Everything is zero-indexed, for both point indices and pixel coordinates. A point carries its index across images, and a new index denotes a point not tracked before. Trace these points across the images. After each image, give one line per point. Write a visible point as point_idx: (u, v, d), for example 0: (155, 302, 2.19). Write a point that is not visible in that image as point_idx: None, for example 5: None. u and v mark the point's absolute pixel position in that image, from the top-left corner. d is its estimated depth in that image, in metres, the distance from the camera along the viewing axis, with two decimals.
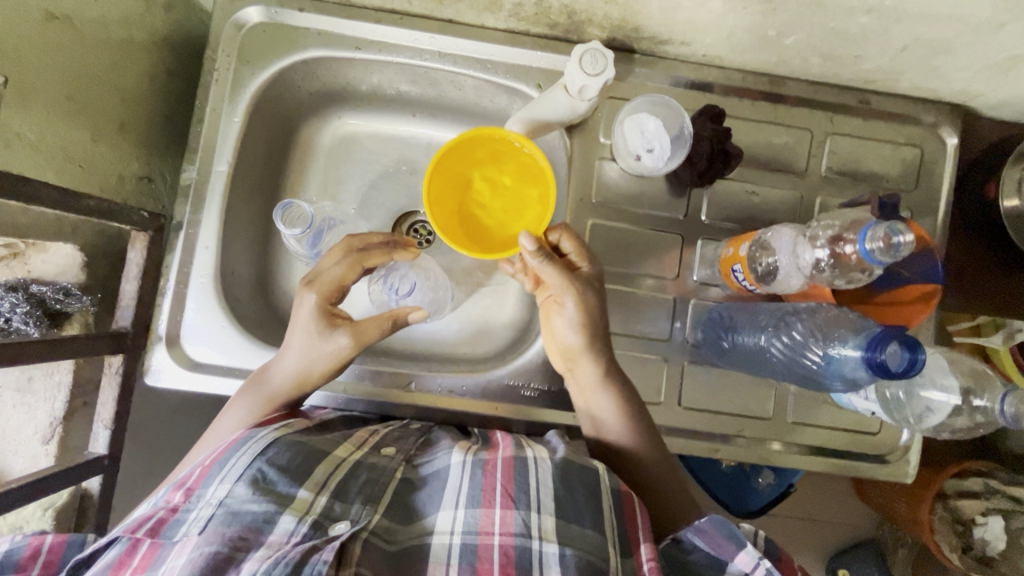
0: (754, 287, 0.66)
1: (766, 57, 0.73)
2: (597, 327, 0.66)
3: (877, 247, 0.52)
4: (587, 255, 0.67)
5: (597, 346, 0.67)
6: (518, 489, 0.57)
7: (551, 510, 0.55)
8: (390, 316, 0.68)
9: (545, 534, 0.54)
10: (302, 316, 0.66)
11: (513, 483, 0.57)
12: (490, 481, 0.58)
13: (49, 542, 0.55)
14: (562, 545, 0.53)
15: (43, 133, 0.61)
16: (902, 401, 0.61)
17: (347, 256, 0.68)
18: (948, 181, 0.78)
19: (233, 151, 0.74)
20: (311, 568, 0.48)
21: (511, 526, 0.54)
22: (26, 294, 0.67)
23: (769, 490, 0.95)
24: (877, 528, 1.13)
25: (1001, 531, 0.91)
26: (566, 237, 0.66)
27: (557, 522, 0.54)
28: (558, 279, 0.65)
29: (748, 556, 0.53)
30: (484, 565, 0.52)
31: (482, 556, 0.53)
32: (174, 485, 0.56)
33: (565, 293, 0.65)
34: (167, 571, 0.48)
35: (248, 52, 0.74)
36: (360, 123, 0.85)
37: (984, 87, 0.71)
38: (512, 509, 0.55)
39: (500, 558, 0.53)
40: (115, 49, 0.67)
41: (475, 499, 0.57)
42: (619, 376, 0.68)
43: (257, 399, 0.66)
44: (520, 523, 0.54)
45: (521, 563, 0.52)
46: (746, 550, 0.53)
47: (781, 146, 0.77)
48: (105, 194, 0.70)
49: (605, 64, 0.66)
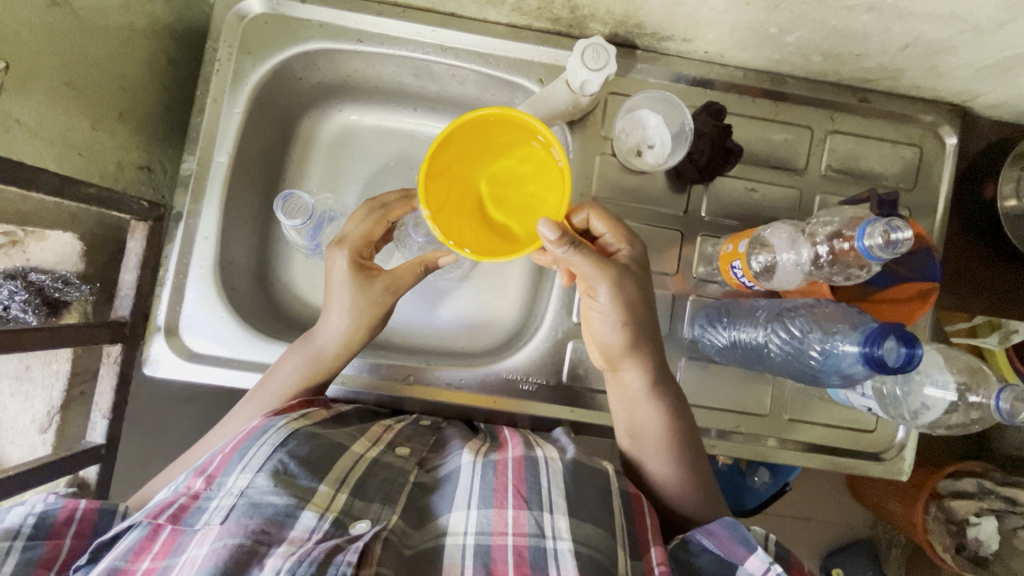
0: (753, 283, 0.66)
1: (768, 54, 0.73)
2: (638, 319, 0.61)
3: (876, 244, 0.52)
4: (623, 236, 0.62)
5: (639, 337, 0.62)
6: (530, 489, 0.57)
7: (564, 509, 0.55)
8: (420, 262, 0.69)
9: (558, 532, 0.54)
10: (338, 273, 0.68)
11: (524, 484, 0.57)
12: (502, 481, 0.58)
13: (83, 508, 0.57)
14: (575, 543, 0.53)
15: (42, 119, 0.61)
16: (898, 398, 0.62)
17: (372, 214, 0.69)
18: (946, 181, 0.78)
19: (234, 141, 0.74)
20: (335, 569, 0.49)
21: (524, 527, 0.54)
22: (25, 282, 0.67)
23: (765, 488, 0.95)
24: (872, 527, 1.13)
25: (995, 532, 0.92)
26: (595, 217, 0.62)
27: (570, 521, 0.54)
28: (594, 268, 0.57)
29: (759, 560, 0.53)
30: (499, 565, 0.53)
31: (496, 556, 0.53)
32: (194, 472, 0.58)
33: (601, 285, 0.59)
34: (190, 560, 0.50)
35: (249, 43, 0.74)
36: (361, 116, 0.85)
37: (983, 87, 0.71)
38: (524, 510, 0.55)
39: (514, 559, 0.53)
40: (114, 37, 0.67)
41: (487, 500, 0.57)
42: (659, 368, 0.64)
43: (306, 358, 0.68)
44: (533, 524, 0.54)
45: (536, 564, 0.53)
46: (757, 554, 0.53)
47: (782, 144, 0.77)
48: (105, 182, 0.70)
49: (607, 59, 0.66)
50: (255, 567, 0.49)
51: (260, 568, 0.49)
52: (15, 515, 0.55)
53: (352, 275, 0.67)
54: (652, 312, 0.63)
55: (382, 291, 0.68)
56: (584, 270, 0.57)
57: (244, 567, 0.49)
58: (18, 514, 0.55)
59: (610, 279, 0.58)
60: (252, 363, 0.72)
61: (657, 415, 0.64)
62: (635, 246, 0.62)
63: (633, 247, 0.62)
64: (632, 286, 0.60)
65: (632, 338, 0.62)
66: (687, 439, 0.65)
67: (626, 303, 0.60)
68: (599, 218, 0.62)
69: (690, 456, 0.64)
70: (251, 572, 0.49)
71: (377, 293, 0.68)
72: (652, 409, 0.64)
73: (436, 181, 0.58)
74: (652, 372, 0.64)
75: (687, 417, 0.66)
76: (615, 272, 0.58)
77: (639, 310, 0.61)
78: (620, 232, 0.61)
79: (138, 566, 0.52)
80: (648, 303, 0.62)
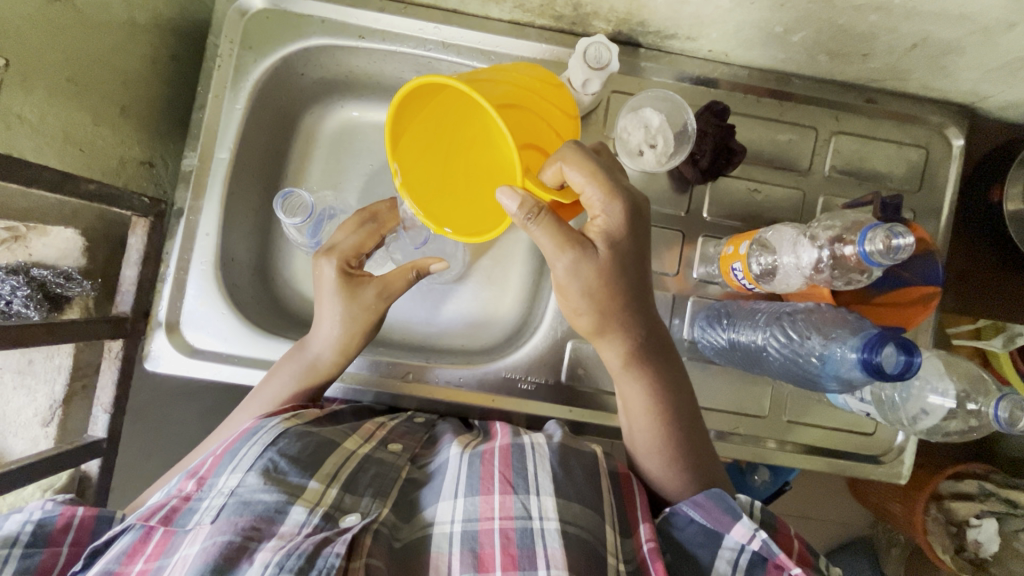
0: (753, 286, 0.66)
1: (773, 54, 0.72)
2: (613, 293, 0.56)
3: (877, 250, 0.51)
4: (600, 193, 0.53)
5: (618, 311, 0.57)
6: (516, 474, 0.57)
7: (551, 490, 0.56)
8: (412, 267, 0.68)
9: (544, 513, 0.54)
10: (327, 281, 0.67)
11: (511, 469, 0.58)
12: (488, 469, 0.58)
13: (80, 516, 0.58)
14: (562, 523, 0.54)
15: (44, 115, 0.61)
16: (896, 404, 0.62)
17: (364, 226, 0.70)
18: (952, 183, 0.77)
19: (235, 138, 0.74)
20: (324, 560, 0.49)
21: (511, 510, 0.55)
22: (27, 277, 0.67)
23: (764, 487, 0.94)
24: (871, 527, 1.13)
25: (995, 533, 0.90)
26: (569, 169, 0.52)
27: (556, 501, 0.55)
28: (552, 244, 0.53)
29: (744, 527, 0.54)
30: (486, 549, 0.54)
31: (483, 541, 0.54)
32: (186, 475, 0.58)
33: (559, 263, 0.54)
34: (181, 559, 0.51)
35: (251, 39, 0.74)
36: (362, 112, 0.84)
37: (992, 88, 0.70)
38: (511, 494, 0.56)
39: (501, 541, 0.53)
40: (116, 31, 0.67)
41: (474, 486, 0.57)
42: (646, 338, 0.60)
43: (301, 366, 0.68)
44: (520, 507, 0.55)
45: (523, 544, 0.53)
46: (742, 521, 0.54)
47: (785, 144, 0.76)
48: (107, 178, 0.70)
49: (610, 58, 0.65)
50: (244, 562, 0.50)
51: (249, 563, 0.49)
52: (13, 522, 0.56)
53: (340, 284, 0.67)
54: (635, 283, 0.57)
55: (374, 297, 0.67)
56: (545, 250, 0.53)
57: (235, 563, 0.49)
58: (17, 521, 0.56)
59: (575, 258, 0.53)
60: (252, 359, 0.73)
61: (644, 390, 0.61)
62: (613, 206, 0.53)
63: (611, 208, 0.53)
64: (605, 261, 0.54)
65: (607, 319, 0.57)
66: (674, 416, 0.62)
67: (590, 283, 0.54)
68: (571, 169, 0.52)
69: (678, 432, 0.62)
70: (240, 567, 0.49)
71: (370, 300, 0.67)
72: (636, 383, 0.61)
73: (410, 146, 0.59)
74: (633, 350, 0.60)
75: (676, 385, 0.63)
76: (581, 248, 0.53)
77: (612, 289, 0.55)
78: (597, 190, 0.53)
79: (131, 568, 0.52)
80: (631, 269, 0.56)
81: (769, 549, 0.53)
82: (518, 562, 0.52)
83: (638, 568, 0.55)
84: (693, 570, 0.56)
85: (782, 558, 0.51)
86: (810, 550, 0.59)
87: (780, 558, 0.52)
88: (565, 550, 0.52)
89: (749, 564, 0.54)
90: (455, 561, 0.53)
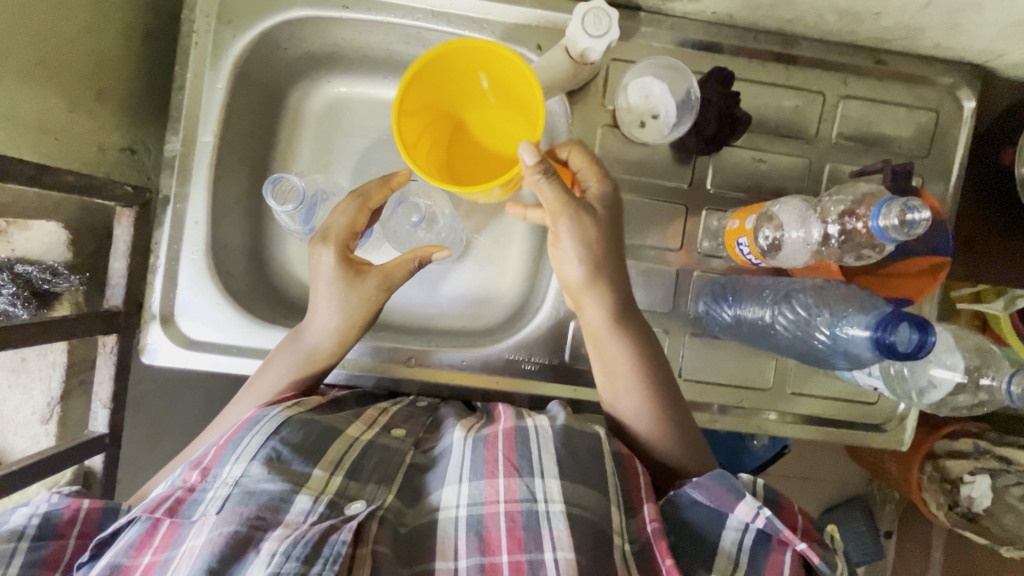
0: (759, 261, 0.64)
1: (780, 14, 0.68)
2: (603, 247, 0.62)
3: (891, 225, 0.50)
4: (598, 172, 0.62)
5: (606, 267, 0.63)
6: (520, 457, 0.57)
7: (555, 473, 0.56)
8: (413, 256, 0.66)
9: (549, 496, 0.55)
10: (324, 267, 0.65)
11: (514, 452, 0.57)
12: (492, 453, 0.58)
13: (85, 508, 0.57)
14: (567, 505, 0.54)
15: (14, 103, 0.58)
16: (905, 376, 0.62)
17: (354, 202, 0.65)
18: (963, 147, 0.75)
19: (218, 119, 0.71)
20: (330, 548, 0.49)
21: (516, 494, 0.55)
22: (12, 274, 0.66)
23: (764, 450, 0.94)
24: (868, 485, 1.16)
25: (989, 489, 0.91)
26: (575, 152, 0.62)
27: (560, 484, 0.55)
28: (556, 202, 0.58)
29: (747, 506, 0.54)
30: (491, 533, 0.54)
31: (489, 525, 0.54)
32: (190, 465, 0.58)
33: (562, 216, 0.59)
34: (189, 549, 0.51)
35: (229, 13, 0.70)
36: (349, 89, 0.81)
37: (1007, 45, 0.67)
38: (515, 477, 0.56)
39: (506, 524, 0.54)
40: (84, 9, 0.63)
41: (478, 471, 0.57)
42: (618, 310, 0.64)
43: (298, 357, 0.67)
44: (525, 490, 0.55)
45: (528, 527, 0.53)
46: (746, 500, 0.54)
47: (792, 110, 0.73)
48: (88, 167, 0.68)
49: (610, 24, 0.61)
50: (251, 552, 0.50)
51: (256, 552, 0.50)
52: (20, 516, 0.56)
53: (339, 273, 0.64)
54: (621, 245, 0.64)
55: (375, 288, 0.65)
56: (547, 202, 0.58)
57: (241, 553, 0.50)
58: (24, 514, 0.56)
59: (572, 216, 0.59)
60: (250, 348, 0.72)
61: (629, 354, 0.64)
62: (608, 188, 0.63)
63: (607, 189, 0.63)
64: (598, 219, 0.61)
65: (596, 276, 0.63)
66: (655, 380, 0.65)
67: (586, 239, 0.61)
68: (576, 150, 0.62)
69: (659, 398, 0.64)
70: (246, 557, 0.50)
71: (371, 291, 0.65)
72: (618, 342, 0.64)
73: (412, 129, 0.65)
74: (613, 311, 0.64)
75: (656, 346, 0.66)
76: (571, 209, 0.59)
77: (604, 244, 0.62)
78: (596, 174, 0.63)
79: (140, 561, 0.52)
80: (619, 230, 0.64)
81: (773, 526, 0.54)
82: (524, 544, 0.53)
83: (642, 549, 0.55)
84: (698, 548, 0.56)
85: (787, 534, 0.53)
86: (816, 524, 0.58)
87: (784, 534, 0.53)
88: (570, 531, 0.53)
89: (753, 544, 0.55)
90: (462, 546, 0.54)
